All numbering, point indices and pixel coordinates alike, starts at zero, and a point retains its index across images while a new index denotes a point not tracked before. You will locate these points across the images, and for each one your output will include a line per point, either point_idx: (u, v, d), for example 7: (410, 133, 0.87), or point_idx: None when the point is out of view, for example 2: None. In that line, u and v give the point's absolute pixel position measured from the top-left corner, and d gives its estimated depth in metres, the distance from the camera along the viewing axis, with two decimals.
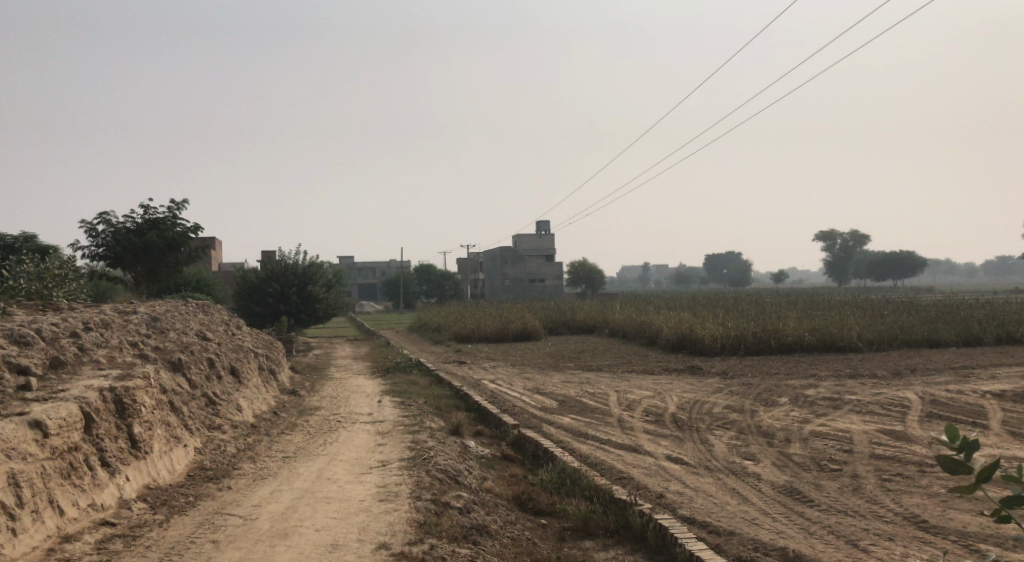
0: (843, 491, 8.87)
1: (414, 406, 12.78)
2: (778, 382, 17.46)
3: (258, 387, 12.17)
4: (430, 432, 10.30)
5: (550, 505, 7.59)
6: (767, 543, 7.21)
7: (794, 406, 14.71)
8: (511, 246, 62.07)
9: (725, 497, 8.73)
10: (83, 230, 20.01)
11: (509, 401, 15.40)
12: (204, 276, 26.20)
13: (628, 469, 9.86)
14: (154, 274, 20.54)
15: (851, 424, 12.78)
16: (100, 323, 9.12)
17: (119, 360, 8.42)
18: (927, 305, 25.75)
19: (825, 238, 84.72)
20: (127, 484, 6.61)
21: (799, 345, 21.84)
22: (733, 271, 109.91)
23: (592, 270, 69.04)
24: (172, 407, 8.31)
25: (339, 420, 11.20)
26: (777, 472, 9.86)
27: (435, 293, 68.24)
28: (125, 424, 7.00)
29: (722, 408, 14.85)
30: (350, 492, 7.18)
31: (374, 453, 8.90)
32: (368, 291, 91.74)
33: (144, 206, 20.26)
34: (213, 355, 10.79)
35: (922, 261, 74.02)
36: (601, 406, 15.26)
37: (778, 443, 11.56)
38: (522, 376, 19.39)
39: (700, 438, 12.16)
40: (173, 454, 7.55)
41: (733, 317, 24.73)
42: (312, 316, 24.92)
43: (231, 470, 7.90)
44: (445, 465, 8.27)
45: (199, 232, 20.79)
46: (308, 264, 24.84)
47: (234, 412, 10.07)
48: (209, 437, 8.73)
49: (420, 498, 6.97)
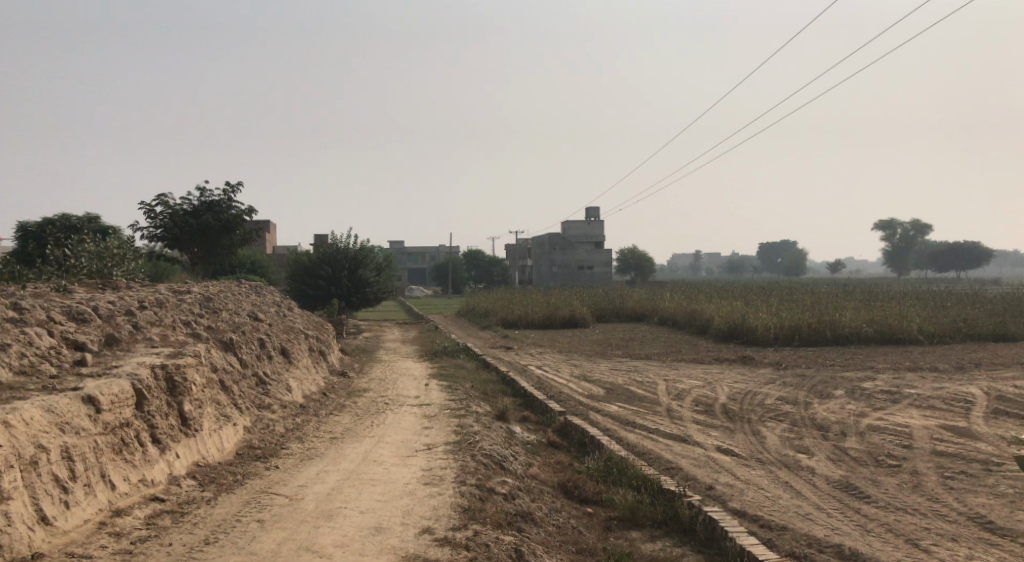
0: (902, 488, 8.59)
1: (461, 390, 12.77)
2: (833, 374, 17.04)
3: (307, 368, 12.28)
4: (477, 416, 10.26)
5: (596, 493, 7.48)
6: (822, 539, 7.01)
7: (850, 399, 14.35)
8: (561, 233, 61.83)
9: (777, 491, 8.53)
10: (142, 211, 20.41)
11: (557, 388, 15.32)
12: (258, 258, 26.57)
13: (677, 459, 9.71)
14: (210, 256, 20.87)
15: (910, 418, 12.41)
16: (155, 302, 9.26)
17: (172, 338, 8.53)
18: (993, 297, 24.89)
19: (884, 228, 82.62)
20: (177, 461, 6.69)
21: (856, 337, 21.30)
22: (788, 261, 107.98)
23: (643, 257, 68.43)
24: (223, 386, 8.40)
25: (387, 402, 11.24)
26: (831, 466, 9.61)
27: (485, 278, 68.40)
28: (176, 401, 7.08)
29: (774, 399, 14.56)
30: (395, 475, 7.17)
31: (421, 436, 8.89)
32: (419, 275, 92.34)
33: (200, 188, 20.57)
34: (263, 336, 10.90)
35: (986, 253, 71.69)
36: (650, 395, 15.09)
37: (833, 436, 11.28)
38: (570, 363, 19.27)
39: (751, 429, 11.92)
40: (222, 432, 7.63)
41: (788, 307, 24.23)
42: (363, 299, 25.13)
43: (279, 450, 7.96)
44: (490, 450, 8.23)
45: (254, 214, 21.04)
46: (360, 248, 25.02)
47: (283, 393, 10.17)
48: (258, 416, 8.82)
49: (465, 483, 6.93)
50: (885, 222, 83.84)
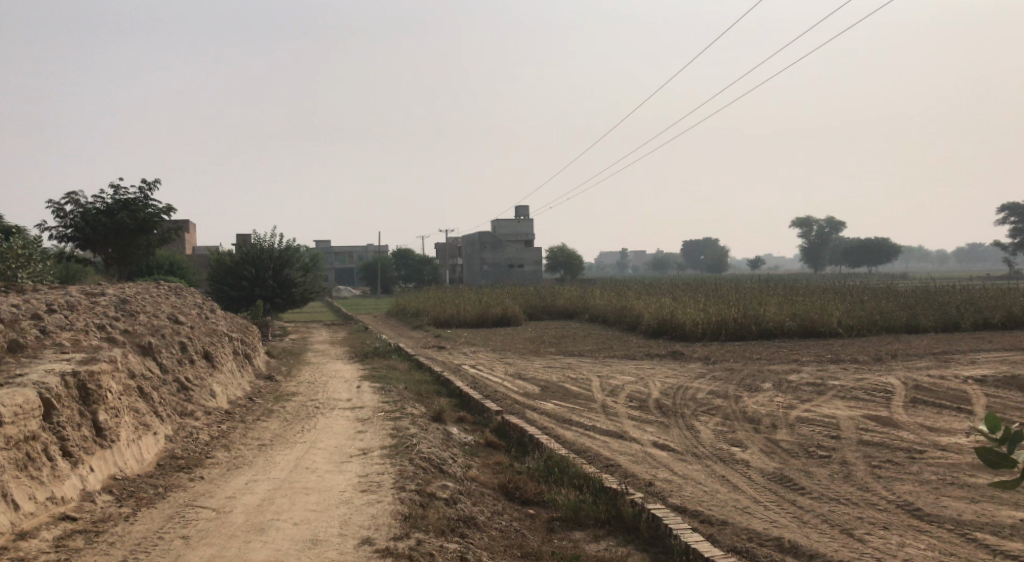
0: (835, 479, 8.66)
1: (393, 392, 12.49)
2: (760, 367, 17.33)
3: (233, 372, 11.80)
4: (412, 418, 10.00)
5: (538, 494, 7.32)
6: (762, 533, 6.99)
7: (778, 391, 14.58)
8: (489, 232, 61.73)
9: (715, 485, 8.52)
10: (51, 210, 19.42)
11: (491, 387, 15.16)
12: (177, 259, 25.64)
13: (615, 456, 9.64)
14: (125, 256, 19.98)
15: (836, 409, 12.65)
16: (65, 306, 8.73)
17: (85, 343, 8.03)
18: (906, 290, 25.79)
19: (801, 225, 85.08)
20: (91, 475, 6.26)
21: (780, 331, 21.76)
22: (711, 258, 110.37)
23: (570, 255, 68.87)
24: (142, 393, 7.95)
25: (318, 406, 10.88)
26: (766, 459, 9.68)
27: (414, 278, 67.85)
28: (89, 411, 6.63)
29: (706, 394, 14.70)
30: (330, 483, 6.87)
31: (354, 441, 8.58)
32: (346, 276, 91.01)
33: (114, 186, 19.68)
34: (185, 339, 10.41)
35: (897, 249, 74.44)
36: (584, 392, 15.05)
37: (765, 429, 11.39)
38: (503, 362, 19.13)
39: (685, 424, 11.97)
40: (142, 442, 7.19)
41: (714, 302, 24.63)
42: (289, 300, 24.49)
43: (204, 460, 7.56)
44: (428, 453, 7.99)
45: (172, 212, 20.24)
46: (285, 248, 24.37)
47: (207, 399, 9.72)
48: (181, 424, 8.38)
49: (404, 489, 6.67)
50: (802, 219, 86.34)
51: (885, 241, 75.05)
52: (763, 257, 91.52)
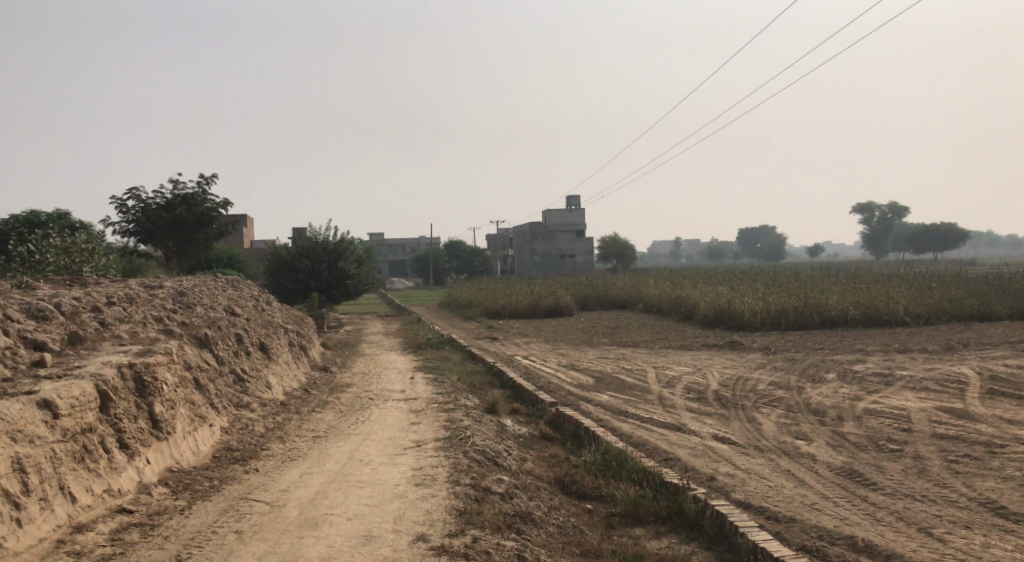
0: (908, 474, 8.28)
1: (447, 383, 12.40)
2: (823, 358, 16.82)
3: (288, 364, 11.83)
4: (466, 410, 9.88)
5: (595, 489, 7.13)
6: (833, 531, 6.67)
7: (843, 382, 14.11)
8: (542, 223, 61.49)
9: (780, 480, 8.20)
10: (114, 206, 19.78)
11: (545, 378, 14.99)
12: (235, 253, 26.00)
13: (674, 449, 9.38)
14: (185, 250, 20.27)
15: (906, 401, 12.16)
16: (124, 299, 8.80)
17: (142, 335, 8.07)
18: (974, 277, 24.86)
19: (862, 211, 82.94)
20: (147, 467, 6.26)
21: (842, 320, 21.12)
22: (767, 246, 108.37)
23: (624, 245, 68.25)
24: (198, 384, 7.95)
25: (372, 397, 10.83)
26: (833, 452, 9.32)
27: (466, 269, 67.94)
28: (146, 402, 6.63)
29: (767, 384, 14.31)
30: (384, 476, 6.76)
31: (408, 433, 8.48)
32: (400, 268, 91.65)
33: (173, 181, 19.96)
34: (241, 331, 10.44)
35: (963, 234, 71.97)
36: (641, 383, 14.78)
37: (831, 421, 10.99)
38: (557, 353, 18.92)
39: (746, 416, 11.63)
40: (198, 434, 7.19)
41: (773, 291, 24.03)
42: (344, 292, 24.65)
43: (259, 452, 7.52)
44: (483, 446, 7.84)
45: (229, 206, 20.45)
46: (339, 240, 24.50)
47: (262, 390, 9.73)
48: (237, 415, 8.38)
49: (459, 483, 6.54)
50: (862, 205, 84.17)
51: (949, 226, 72.64)
52: (822, 245, 89.41)
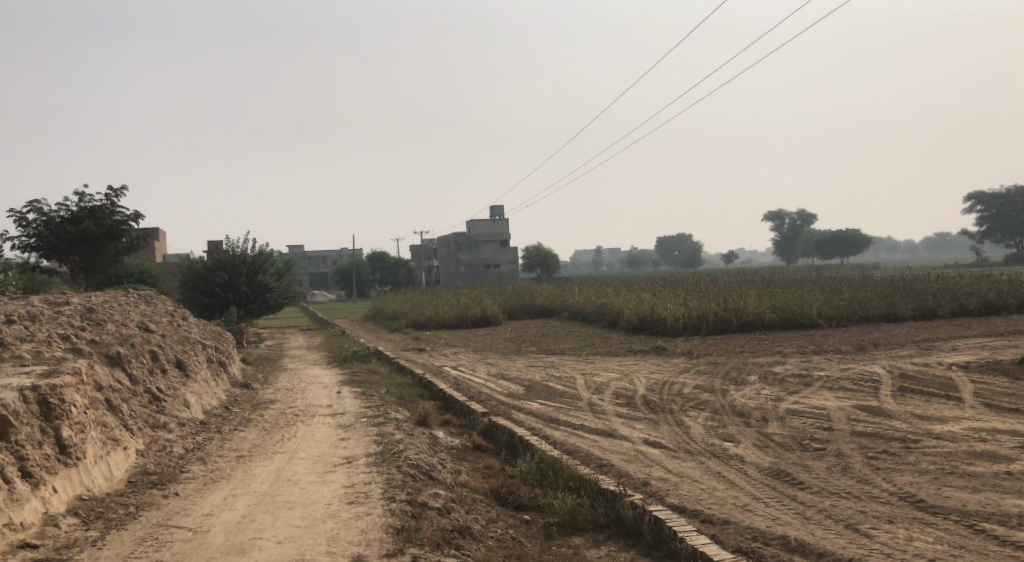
0: (832, 472, 8.43)
1: (375, 396, 12.14)
2: (744, 361, 17.15)
3: (207, 381, 11.38)
4: (396, 423, 9.67)
5: (532, 499, 7.03)
6: (766, 531, 6.72)
7: (764, 383, 14.40)
8: (464, 233, 61.39)
9: (711, 482, 8.25)
10: (14, 220, 18.80)
11: (473, 388, 14.84)
12: (147, 268, 25.05)
13: (606, 455, 9.37)
14: (92, 266, 19.39)
15: (825, 400, 12.47)
16: (27, 317, 8.30)
17: (47, 355, 7.61)
18: (881, 280, 25.79)
19: (773, 219, 85.52)
20: (55, 496, 5.87)
21: (761, 323, 21.61)
22: (685, 254, 110.65)
23: (546, 254, 68.69)
24: (110, 406, 7.53)
25: (297, 413, 10.50)
26: (760, 453, 9.45)
27: (389, 281, 67.25)
28: (52, 427, 6.23)
29: (692, 388, 14.50)
30: (314, 495, 6.51)
31: (338, 449, 8.22)
32: (321, 281, 90.05)
33: (79, 193, 19.09)
34: (156, 348, 9.98)
35: (869, 239, 74.85)
36: (569, 390, 14.78)
37: (756, 422, 11.16)
38: (484, 362, 18.79)
39: (674, 420, 11.72)
40: (111, 458, 6.80)
41: (695, 297, 24.45)
42: (264, 306, 24.02)
43: (179, 474, 7.16)
44: (416, 460, 7.65)
45: (139, 219, 19.66)
46: (258, 253, 23.86)
47: (181, 409, 9.32)
48: (154, 437, 7.97)
49: (394, 499, 6.34)
50: (774, 213, 86.82)
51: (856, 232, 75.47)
52: (737, 252, 91.80)
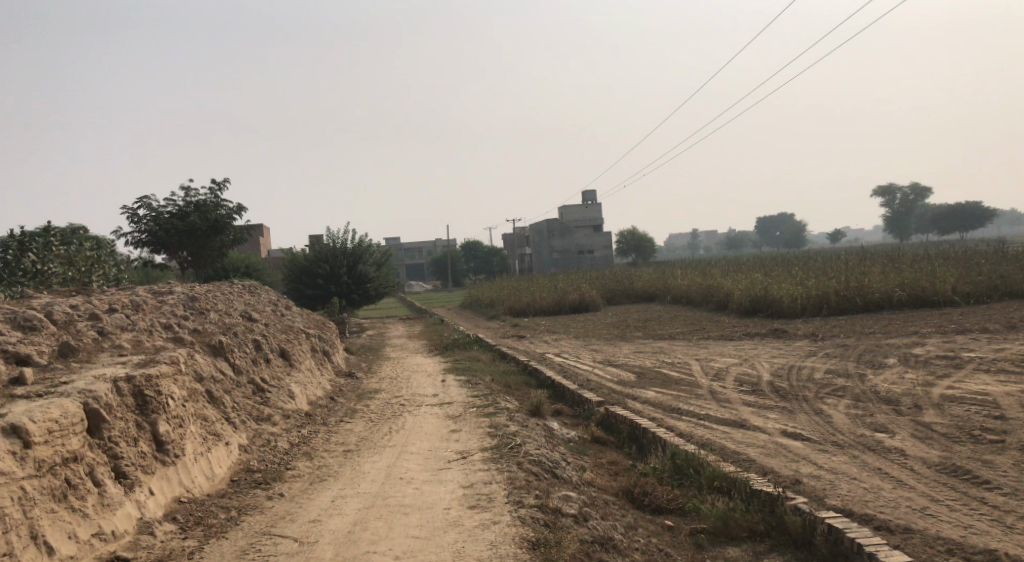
0: (1022, 468, 7.24)
1: (481, 384, 11.48)
2: (877, 342, 15.72)
3: (311, 370, 10.92)
4: (509, 413, 8.94)
5: (671, 501, 6.21)
6: (962, 545, 5.70)
7: (906, 367, 13.06)
8: (559, 219, 60.57)
9: (875, 480, 7.18)
10: (126, 216, 19.02)
11: (582, 376, 14.03)
12: (252, 261, 25.22)
13: (743, 449, 8.41)
14: (200, 259, 19.43)
15: (986, 384, 11.09)
16: (129, 305, 7.93)
17: (147, 344, 7.19)
18: (1020, 252, 23.58)
19: (883, 193, 81.11)
20: (151, 500, 5.36)
21: (888, 302, 19.94)
22: (788, 236, 106.75)
23: (643, 238, 67.18)
24: (211, 398, 7.04)
25: (403, 403, 9.91)
26: (924, 446, 8.30)
27: (484, 269, 67.13)
28: (148, 421, 5.74)
29: (823, 373, 13.27)
30: (431, 498, 5.81)
31: (450, 442, 7.53)
32: (417, 271, 91.05)
33: (185, 189, 19.13)
34: (258, 336, 9.53)
35: (990, 213, 69.92)
36: (686, 376, 13.79)
37: (909, 410, 9.94)
38: (590, 348, 17.92)
39: (811, 408, 10.60)
40: (212, 455, 6.27)
41: (812, 276, 22.91)
42: (365, 296, 23.75)
43: (284, 473, 6.60)
44: (538, 455, 6.88)
45: (242, 211, 19.58)
46: (358, 243, 23.62)
47: (285, 400, 8.82)
48: (258, 430, 7.46)
49: (522, 503, 5.60)
50: (882, 189, 82.40)
51: (975, 205, 70.63)
52: (844, 231, 88.00)
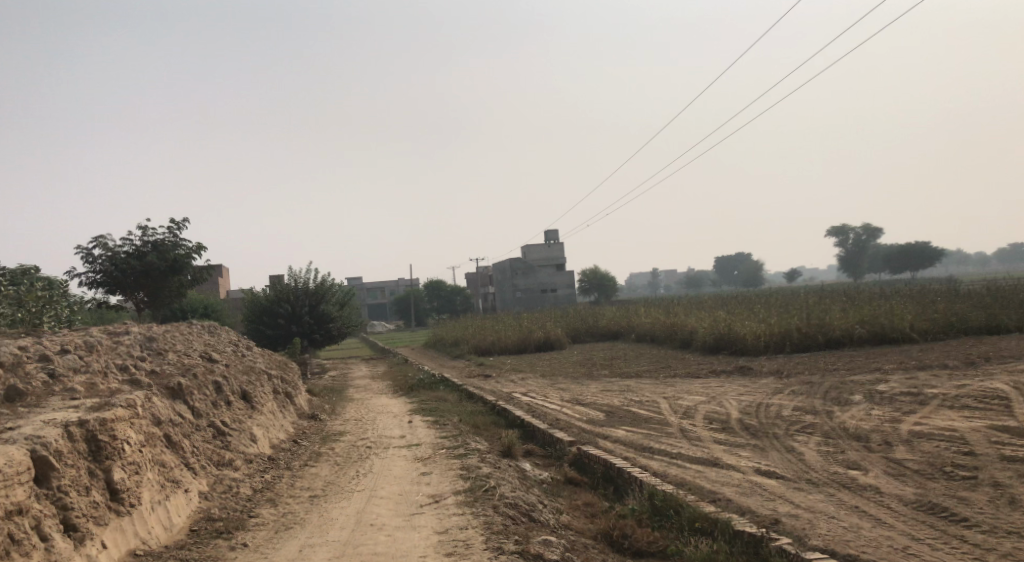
0: (998, 505, 7.19)
1: (449, 425, 11.22)
2: (842, 379, 15.76)
3: (274, 413, 10.58)
4: (480, 455, 8.71)
5: (652, 544, 6.03)
6: None
7: (873, 403, 13.06)
8: (521, 259, 60.59)
9: (853, 519, 7.06)
10: (80, 256, 18.52)
11: (550, 415, 13.82)
12: (211, 301, 24.71)
13: (718, 488, 8.26)
14: (156, 300, 18.93)
15: (953, 420, 11.11)
16: (83, 346, 7.59)
17: (101, 387, 6.86)
18: (975, 290, 23.99)
19: (838, 232, 82.62)
20: (103, 554, 5.04)
21: (850, 339, 20.07)
22: (746, 274, 108.10)
23: (605, 278, 67.44)
24: (170, 443, 6.72)
25: (370, 445, 9.62)
26: (898, 483, 8.23)
27: (446, 309, 66.76)
28: (101, 468, 5.42)
29: (791, 410, 13.22)
30: (404, 545, 5.56)
31: (421, 486, 7.28)
32: (378, 311, 90.26)
33: (142, 228, 18.71)
34: (219, 377, 9.21)
35: (942, 252, 71.48)
36: (655, 415, 13.64)
37: (879, 447, 9.89)
38: (557, 388, 17.71)
39: (783, 445, 10.51)
40: (170, 503, 5.96)
41: (774, 313, 23.04)
42: (327, 336, 23.34)
43: (247, 521, 6.30)
44: (513, 498, 6.66)
45: (202, 250, 19.18)
46: (320, 283, 23.27)
47: (247, 444, 8.49)
48: (219, 476, 7.14)
49: (501, 550, 5.38)
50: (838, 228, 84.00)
51: (927, 244, 72.22)
52: (801, 269, 89.36)
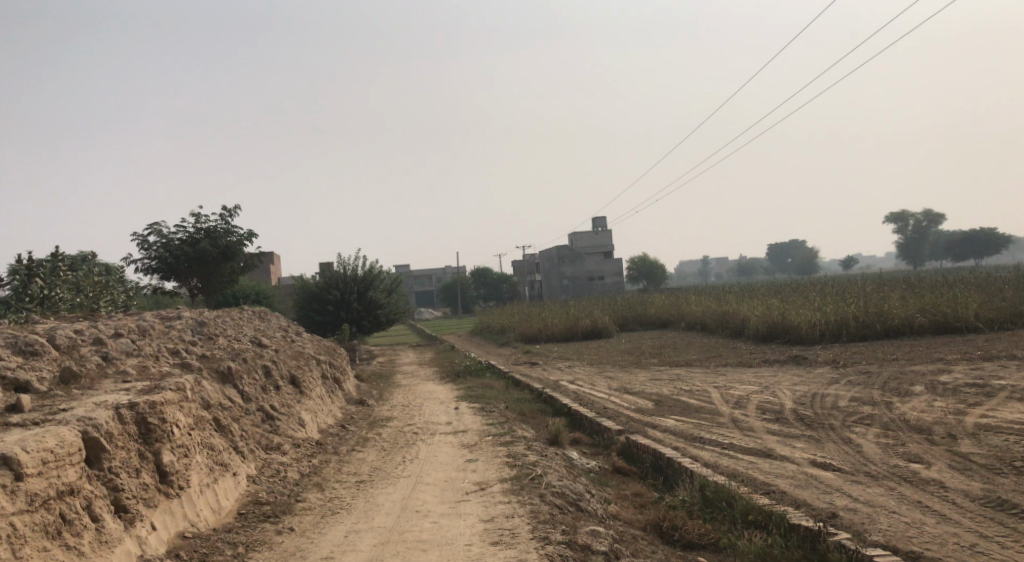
0: None
1: (497, 412, 11.14)
2: (902, 369, 15.28)
3: (322, 398, 10.62)
4: (527, 442, 8.60)
5: (704, 536, 5.87)
6: None
7: (934, 394, 12.63)
8: (570, 246, 60.28)
9: (916, 515, 6.79)
10: (137, 243, 18.88)
11: (599, 403, 13.65)
12: (263, 288, 25.03)
13: (772, 480, 8.03)
14: (210, 287, 19.22)
15: (1021, 413, 10.66)
16: (135, 330, 7.66)
17: (153, 370, 6.91)
18: None
19: (896, 219, 80.50)
20: (153, 535, 5.05)
21: (909, 328, 19.48)
22: (800, 262, 106.11)
23: (654, 265, 66.77)
24: (219, 426, 6.74)
25: (416, 431, 9.58)
26: (963, 477, 7.90)
27: (494, 296, 66.83)
28: (150, 450, 5.44)
29: (848, 400, 12.85)
30: (450, 532, 5.48)
31: (467, 473, 7.20)
32: (427, 298, 90.82)
33: (196, 216, 18.99)
34: (268, 362, 9.25)
35: (1006, 239, 69.18)
36: (706, 404, 13.39)
37: (943, 440, 9.53)
38: (605, 376, 17.52)
39: (840, 437, 10.20)
40: (219, 486, 5.97)
41: (829, 301, 22.49)
42: (376, 323, 23.47)
43: (294, 505, 6.29)
44: (560, 487, 6.54)
45: (253, 238, 19.40)
46: (369, 269, 23.39)
47: (295, 428, 8.51)
48: (267, 460, 7.15)
49: (548, 540, 5.26)
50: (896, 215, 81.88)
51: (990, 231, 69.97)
52: (856, 257, 87.36)
